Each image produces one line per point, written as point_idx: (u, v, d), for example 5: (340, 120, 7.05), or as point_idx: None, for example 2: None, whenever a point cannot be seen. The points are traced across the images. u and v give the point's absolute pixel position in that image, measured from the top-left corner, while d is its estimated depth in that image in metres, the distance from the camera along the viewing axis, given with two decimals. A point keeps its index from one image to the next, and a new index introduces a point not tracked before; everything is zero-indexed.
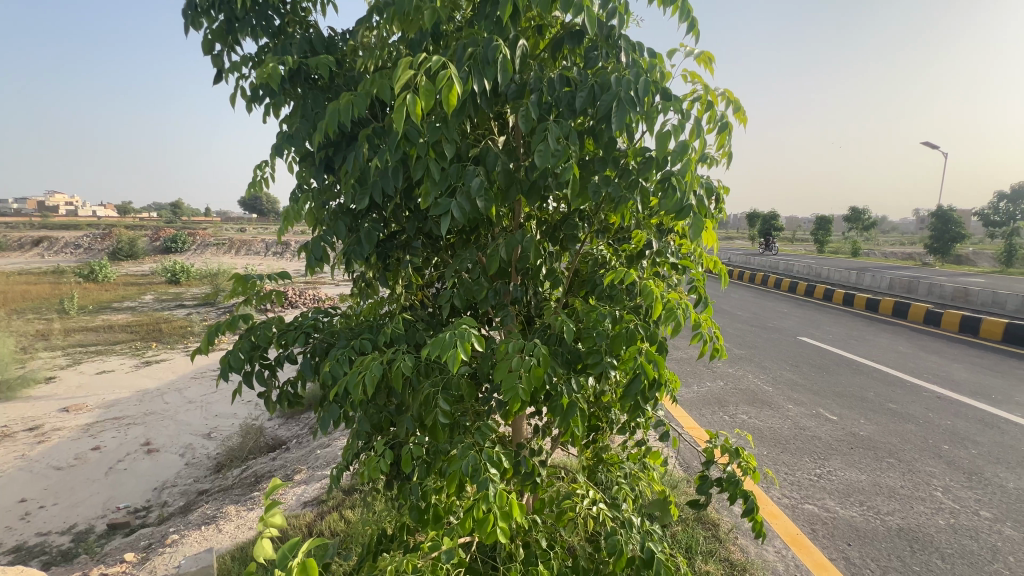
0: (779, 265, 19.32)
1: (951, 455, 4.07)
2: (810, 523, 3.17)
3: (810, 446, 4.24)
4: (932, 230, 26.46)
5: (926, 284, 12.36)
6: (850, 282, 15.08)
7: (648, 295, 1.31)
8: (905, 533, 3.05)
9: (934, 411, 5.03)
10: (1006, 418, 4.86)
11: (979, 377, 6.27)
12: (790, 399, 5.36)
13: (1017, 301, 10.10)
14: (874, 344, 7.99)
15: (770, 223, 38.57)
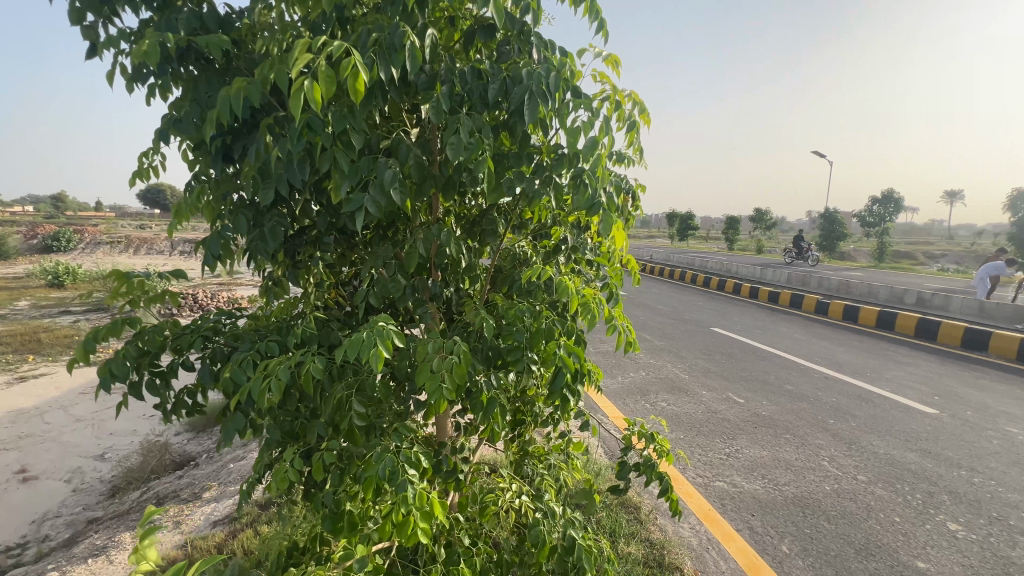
0: (695, 261, 20.79)
1: (836, 428, 4.60)
2: (720, 499, 3.44)
3: (721, 427, 4.60)
4: (821, 229, 29.82)
5: (816, 277, 13.91)
6: (755, 276, 16.60)
7: (563, 289, 1.35)
8: (799, 500, 3.40)
9: (823, 390, 5.67)
10: (879, 393, 5.59)
11: (858, 358, 7.16)
12: (704, 385, 5.79)
13: (887, 292, 11.67)
14: (774, 332, 8.84)
15: (687, 223, 41.45)
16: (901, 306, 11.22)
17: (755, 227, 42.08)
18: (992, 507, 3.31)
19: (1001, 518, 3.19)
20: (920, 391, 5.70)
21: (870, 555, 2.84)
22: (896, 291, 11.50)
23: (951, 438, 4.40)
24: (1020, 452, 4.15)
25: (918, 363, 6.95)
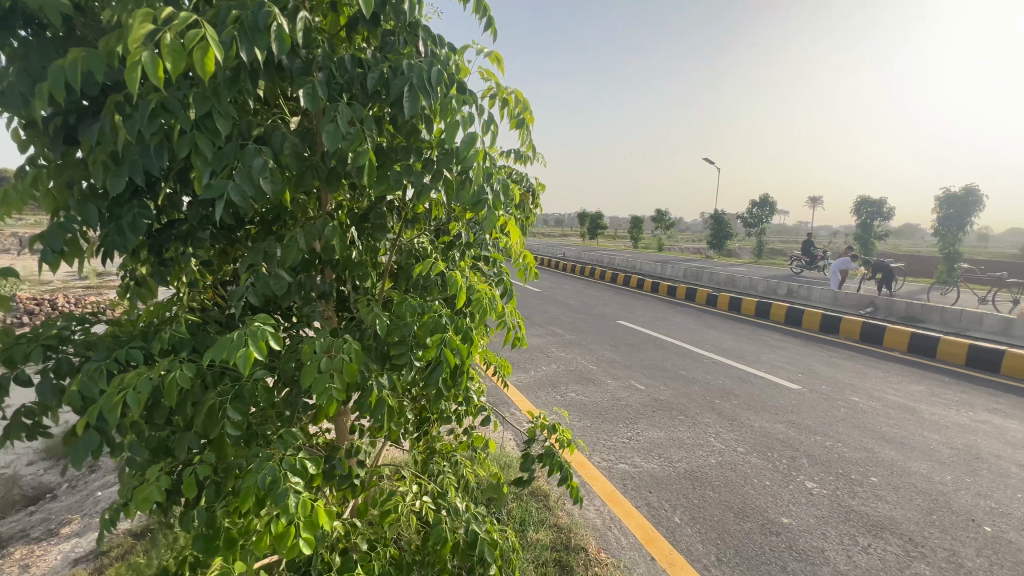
0: (604, 259, 21.98)
1: (721, 407, 5.13)
2: (622, 479, 3.69)
3: (624, 413, 4.93)
4: (711, 229, 33.06)
5: (707, 273, 15.41)
6: (656, 272, 17.99)
7: (456, 285, 1.39)
8: (689, 474, 3.75)
9: (711, 374, 6.29)
10: (756, 374, 6.33)
11: (741, 344, 8.05)
12: (610, 374, 6.16)
13: (764, 284, 13.24)
14: (672, 323, 9.65)
15: (596, 223, 43.75)
16: (775, 297, 12.79)
17: (656, 227, 45.51)
18: (839, 465, 3.91)
19: (845, 473, 3.78)
20: (788, 370, 6.55)
21: (746, 517, 3.21)
22: (771, 284, 13.09)
23: (811, 409, 5.12)
24: (860, 417, 4.94)
25: (786, 346, 7.99)
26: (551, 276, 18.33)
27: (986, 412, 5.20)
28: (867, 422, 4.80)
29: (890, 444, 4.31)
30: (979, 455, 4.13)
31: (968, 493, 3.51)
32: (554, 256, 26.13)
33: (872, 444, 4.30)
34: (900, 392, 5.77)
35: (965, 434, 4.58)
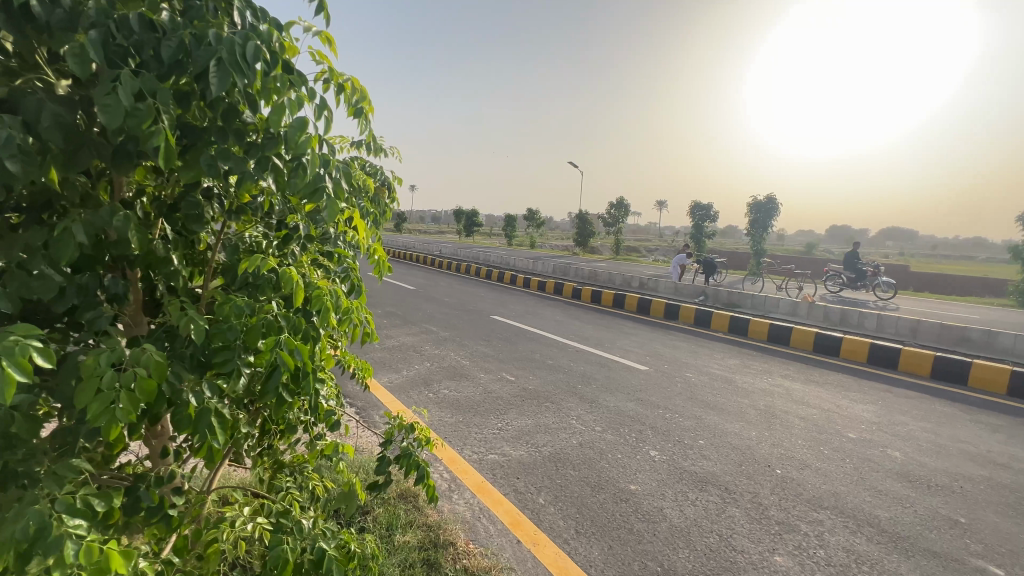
0: (480, 256, 22.34)
1: (583, 391, 5.57)
2: (492, 470, 3.79)
3: (495, 405, 5.07)
4: (577, 228, 35.76)
5: (573, 269, 16.64)
6: (529, 268, 18.90)
7: (290, 282, 1.28)
8: (554, 457, 4.00)
9: (575, 361, 6.80)
10: (613, 359, 7.01)
11: (600, 333, 8.83)
12: (482, 368, 6.28)
13: (620, 278, 14.74)
14: (541, 316, 10.21)
15: (472, 220, 44.51)
16: (630, 289, 14.28)
17: (528, 225, 47.73)
18: (676, 433, 4.51)
19: (680, 439, 4.37)
20: (638, 354, 7.37)
21: (601, 489, 3.53)
22: (626, 277, 14.58)
23: (655, 387, 5.82)
24: (693, 390, 5.77)
25: (638, 332, 8.99)
26: (427, 273, 18.13)
27: (780, 378, 6.46)
28: (698, 394, 5.62)
29: (714, 410, 5.10)
30: (774, 412, 5.10)
31: (767, 444, 4.31)
32: (430, 253, 25.81)
33: (701, 412, 5.05)
34: (722, 366, 6.87)
35: (766, 396, 5.63)
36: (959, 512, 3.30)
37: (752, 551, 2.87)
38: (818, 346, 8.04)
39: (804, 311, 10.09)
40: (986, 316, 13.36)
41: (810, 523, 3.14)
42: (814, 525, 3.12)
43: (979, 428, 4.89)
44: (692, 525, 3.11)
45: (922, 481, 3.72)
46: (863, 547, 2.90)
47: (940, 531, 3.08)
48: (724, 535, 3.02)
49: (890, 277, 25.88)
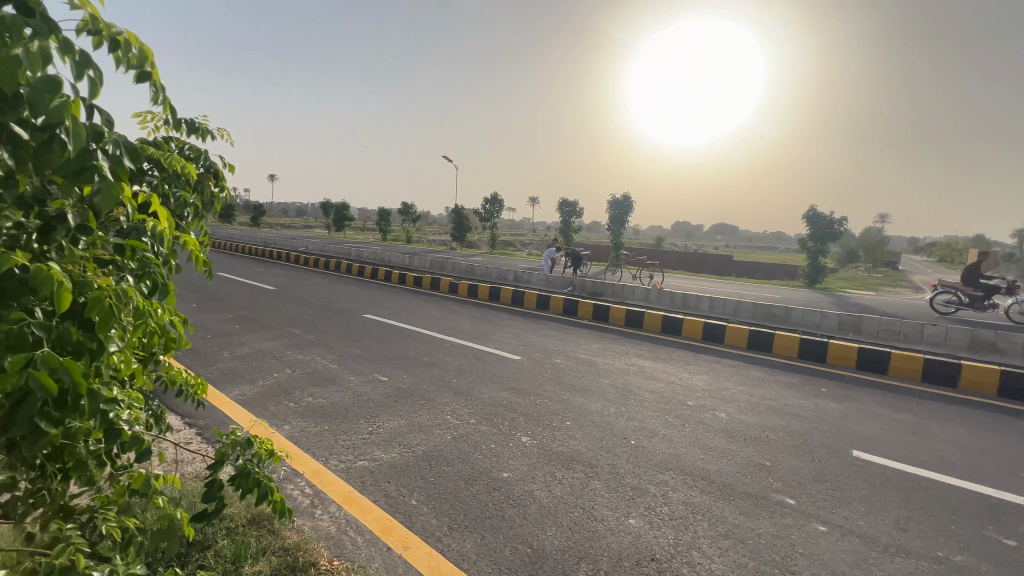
0: (351, 251, 21.02)
1: (458, 386, 5.56)
2: (360, 478, 3.56)
3: (366, 408, 4.80)
4: (454, 222, 35.73)
5: (450, 264, 16.59)
6: (404, 263, 18.36)
7: (51, 283, 1.08)
8: (427, 455, 3.92)
9: (451, 356, 6.76)
10: (488, 351, 7.12)
11: (477, 326, 8.93)
12: (352, 371, 5.91)
13: (496, 272, 15.09)
14: (417, 312, 9.98)
15: (342, 214, 41.82)
16: (505, 282, 14.68)
17: (404, 219, 46.38)
18: (545, 417, 4.74)
19: (549, 423, 4.61)
20: (512, 344, 7.61)
21: (475, 481, 3.55)
22: (501, 271, 14.96)
23: (528, 375, 6.06)
24: (562, 375, 6.13)
25: (512, 324, 9.28)
26: (290, 271, 16.55)
27: (635, 357, 7.19)
28: (566, 379, 5.98)
29: (579, 393, 5.48)
30: (630, 389, 5.66)
31: (624, 419, 4.76)
32: (294, 249, 23.57)
33: (568, 395, 5.37)
34: (587, 351, 7.41)
35: (623, 375, 6.22)
36: (766, 457, 4.00)
37: (610, 518, 3.13)
38: (665, 327, 9.13)
39: (654, 297, 11.40)
40: (784, 295, 16.52)
41: (657, 485, 3.53)
42: (661, 486, 3.52)
43: (780, 386, 6.00)
44: (559, 503, 3.28)
45: (741, 435, 4.43)
46: (698, 499, 3.35)
47: (753, 475, 3.70)
48: (587, 507, 3.25)
49: (720, 267, 30.56)
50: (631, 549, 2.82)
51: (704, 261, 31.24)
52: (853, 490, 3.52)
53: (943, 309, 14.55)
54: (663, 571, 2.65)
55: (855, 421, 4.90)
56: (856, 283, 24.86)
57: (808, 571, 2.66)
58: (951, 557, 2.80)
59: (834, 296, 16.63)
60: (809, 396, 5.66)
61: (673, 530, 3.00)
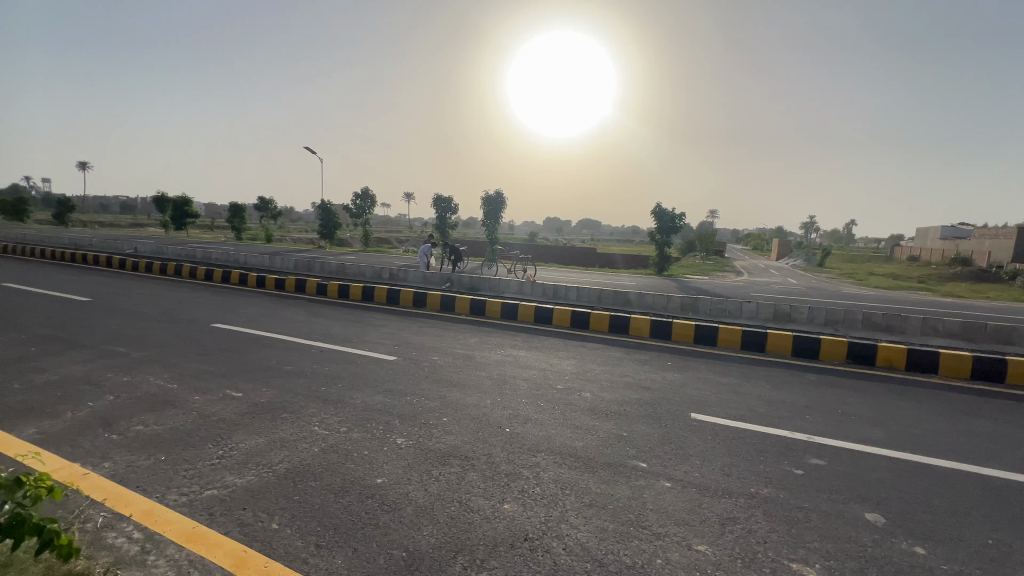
0: (196, 252, 18.31)
1: (327, 394, 5.19)
2: (207, 509, 3.13)
3: (214, 430, 4.23)
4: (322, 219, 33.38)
5: (317, 264, 15.41)
6: (263, 265, 16.56)
7: None
8: (291, 472, 3.60)
9: (318, 363, 6.27)
10: (360, 354, 6.76)
11: (348, 328, 8.43)
12: (196, 390, 5.15)
13: (369, 270, 14.40)
14: (278, 317, 9.07)
15: (183, 210, 36.23)
16: (379, 281, 14.07)
17: (262, 216, 41.80)
18: (422, 416, 4.66)
19: (426, 421, 4.54)
20: (387, 344, 7.34)
21: (345, 492, 3.35)
22: (375, 269, 14.33)
23: (404, 375, 5.90)
24: (439, 372, 6.09)
25: (387, 324, 8.95)
26: (112, 277, 13.83)
27: (511, 348, 7.45)
28: (443, 375, 5.96)
29: (456, 387, 5.50)
30: (505, 379, 5.85)
31: (499, 409, 4.89)
32: (118, 251, 19.75)
33: (445, 392, 5.36)
34: (465, 345, 7.47)
35: (499, 366, 6.40)
36: (624, 428, 4.45)
37: (486, 507, 3.20)
38: (538, 318, 9.61)
39: (527, 289, 11.91)
40: (639, 282, 18.52)
41: (530, 467, 3.70)
42: (533, 468, 3.70)
43: (636, 364, 6.71)
44: (436, 501, 3.26)
45: (604, 411, 4.86)
46: (566, 475, 3.59)
47: (613, 446, 4.08)
48: (463, 500, 3.28)
49: (587, 259, 33.11)
50: (505, 533, 2.92)
51: (573, 254, 33.61)
52: (691, 446, 4.09)
53: (755, 288, 17.63)
54: (534, 548, 2.79)
55: (693, 388, 5.70)
56: (694, 270, 28.85)
57: (656, 523, 3.02)
58: (760, 491, 3.42)
59: (678, 282, 19.12)
60: (659, 370, 6.44)
61: (543, 508, 3.18)
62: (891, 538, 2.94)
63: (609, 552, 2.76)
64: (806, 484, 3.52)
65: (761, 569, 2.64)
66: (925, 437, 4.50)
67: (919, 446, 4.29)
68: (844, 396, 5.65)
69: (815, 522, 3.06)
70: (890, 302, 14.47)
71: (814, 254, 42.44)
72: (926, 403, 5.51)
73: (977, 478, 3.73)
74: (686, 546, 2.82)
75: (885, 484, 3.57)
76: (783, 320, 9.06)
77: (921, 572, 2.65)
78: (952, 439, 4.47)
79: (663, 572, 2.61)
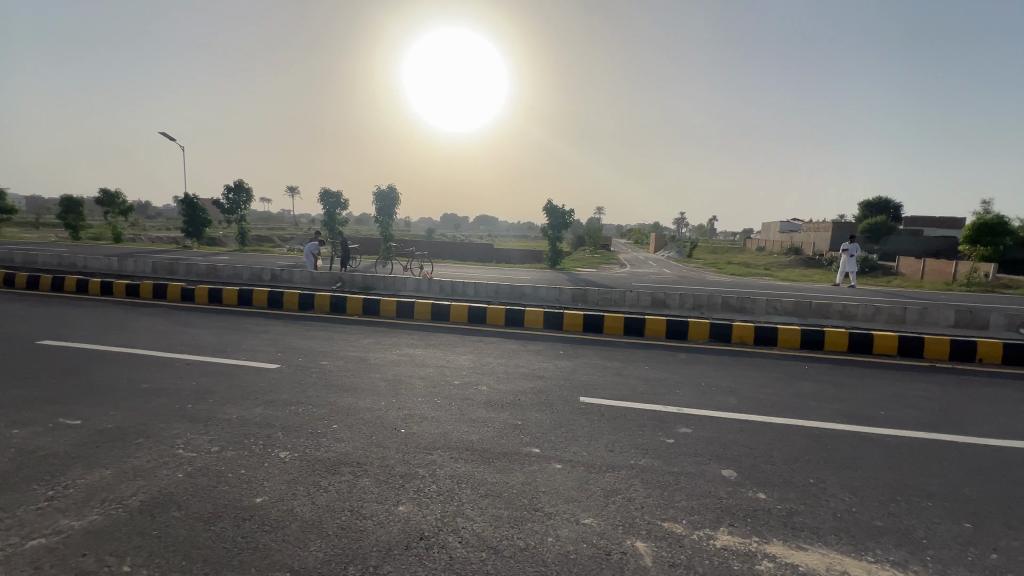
0: (12, 256, 15.01)
1: (193, 411, 4.60)
2: (31, 563, 2.60)
3: (41, 468, 3.53)
4: (186, 214, 29.68)
5: (181, 266, 13.56)
6: (109, 269, 14.13)
7: None
8: (147, 505, 3.14)
9: (183, 378, 5.54)
10: (236, 364, 6.10)
11: (220, 336, 7.56)
12: (15, 422, 4.24)
13: (246, 271, 13.04)
14: (130, 328, 7.82)
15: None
16: (259, 284, 12.80)
17: (107, 212, 35.66)
18: (309, 426, 4.36)
19: (313, 430, 4.26)
20: (268, 352, 6.73)
21: (217, 518, 3.01)
22: (253, 270, 13.02)
23: (288, 383, 5.45)
24: (329, 377, 5.74)
25: (268, 329, 8.20)
26: None
27: (407, 347, 7.27)
28: (333, 380, 5.63)
29: (347, 392, 5.23)
30: (400, 379, 5.70)
31: (395, 410, 4.76)
32: None
33: (335, 397, 5.06)
34: (357, 347, 7.12)
35: (394, 366, 6.22)
36: (519, 417, 4.60)
37: (380, 511, 3.10)
38: (435, 315, 9.49)
39: (424, 286, 11.70)
40: (534, 276, 19.19)
41: (426, 466, 3.66)
42: (430, 466, 3.66)
43: (530, 354, 6.96)
44: (325, 513, 3.07)
45: (500, 403, 4.97)
46: (463, 470, 3.61)
47: (508, 436, 4.19)
48: (355, 508, 3.13)
49: (484, 254, 33.49)
50: (400, 536, 2.86)
51: (470, 249, 33.74)
52: (579, 428, 4.36)
53: (636, 278, 19.27)
54: (430, 546, 2.77)
55: (582, 373, 6.07)
56: (585, 263, 30.65)
57: (548, 504, 3.18)
58: (638, 461, 3.76)
59: (569, 275, 20.19)
60: (552, 358, 6.74)
61: (439, 505, 3.16)
62: (741, 488, 3.43)
63: (503, 538, 2.85)
64: (676, 451, 3.95)
65: (639, 532, 2.91)
66: (768, 399, 5.31)
67: (762, 408, 5.05)
68: (707, 370, 6.43)
69: (683, 484, 3.45)
70: (742, 287, 16.79)
71: (685, 246, 47.62)
72: (768, 371, 6.50)
73: (804, 429, 4.49)
74: (575, 521, 3.00)
75: (737, 443, 4.15)
76: (659, 306, 10.04)
77: (762, 513, 3.13)
78: (786, 400, 5.34)
79: (553, 549, 2.75)
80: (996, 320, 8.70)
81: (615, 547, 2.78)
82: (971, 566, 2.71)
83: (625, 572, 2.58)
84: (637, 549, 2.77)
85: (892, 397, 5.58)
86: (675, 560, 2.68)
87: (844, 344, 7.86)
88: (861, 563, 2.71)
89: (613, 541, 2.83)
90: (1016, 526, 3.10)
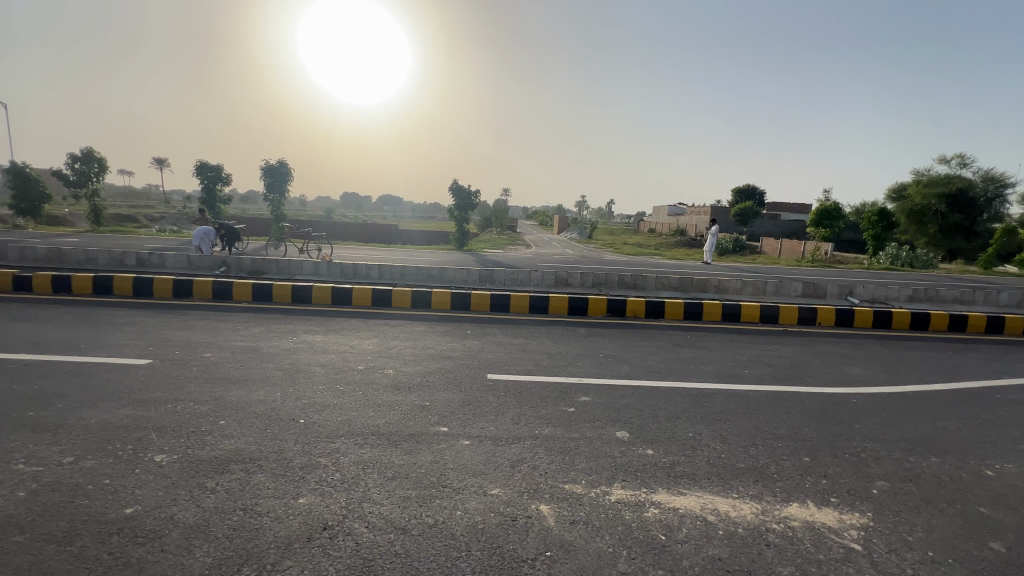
0: None
1: (37, 419, 3.91)
2: None
3: None
4: (13, 185, 24.64)
5: (13, 249, 11.23)
6: None
7: None
8: None
9: (21, 382, 4.65)
10: (93, 362, 5.27)
11: (70, 331, 6.45)
12: None
13: (104, 255, 11.21)
14: None
15: None
16: (121, 269, 11.09)
17: None
18: (189, 424, 3.94)
19: (195, 429, 3.86)
20: (135, 346, 5.91)
21: (75, 537, 2.62)
22: (112, 255, 11.23)
23: (162, 380, 4.85)
24: (213, 370, 5.21)
25: (133, 321, 7.16)
26: None
27: (304, 334, 6.82)
28: (217, 373, 5.11)
29: (235, 385, 4.80)
30: (297, 368, 5.34)
31: (292, 400, 4.47)
32: None
33: (221, 392, 4.61)
34: (246, 337, 6.52)
35: (290, 355, 5.81)
36: (426, 398, 4.57)
37: (278, 507, 2.92)
38: (336, 300, 9.01)
39: (323, 269, 11.00)
40: (440, 257, 18.92)
41: (329, 455, 3.51)
42: (332, 454, 3.52)
43: (438, 335, 6.92)
44: (212, 515, 2.82)
45: (406, 385, 4.90)
46: (368, 455, 3.52)
47: (415, 417, 4.16)
48: (248, 506, 2.92)
49: (388, 236, 32.24)
50: (300, 529, 2.72)
51: (373, 230, 32.25)
52: (487, 404, 4.46)
53: (541, 259, 19.89)
54: (334, 534, 2.68)
55: (489, 351, 6.18)
56: (493, 244, 30.86)
57: (456, 480, 3.22)
58: (543, 431, 3.95)
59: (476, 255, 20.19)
60: (460, 338, 6.76)
61: (343, 493, 3.05)
62: (632, 446, 3.77)
63: (411, 518, 2.84)
64: (577, 418, 4.22)
65: (543, 496, 3.08)
66: (656, 366, 5.86)
67: (651, 374, 5.56)
68: (605, 342, 6.90)
69: (582, 448, 3.71)
70: (634, 265, 18.13)
71: (586, 226, 50.16)
72: (657, 341, 7.15)
73: (685, 390, 5.04)
74: (482, 493, 3.09)
75: (630, 407, 4.54)
76: (562, 285, 10.49)
77: (650, 467, 3.48)
78: (671, 365, 5.93)
79: (461, 522, 2.82)
80: (831, 290, 10.43)
81: (521, 512, 2.91)
82: (807, 491, 3.28)
83: (530, 534, 2.73)
84: (541, 511, 2.93)
85: (754, 358, 6.47)
86: (575, 517, 2.89)
87: (718, 314, 8.90)
88: (727, 500, 3.14)
89: (519, 507, 2.97)
90: (840, 455, 3.80)
